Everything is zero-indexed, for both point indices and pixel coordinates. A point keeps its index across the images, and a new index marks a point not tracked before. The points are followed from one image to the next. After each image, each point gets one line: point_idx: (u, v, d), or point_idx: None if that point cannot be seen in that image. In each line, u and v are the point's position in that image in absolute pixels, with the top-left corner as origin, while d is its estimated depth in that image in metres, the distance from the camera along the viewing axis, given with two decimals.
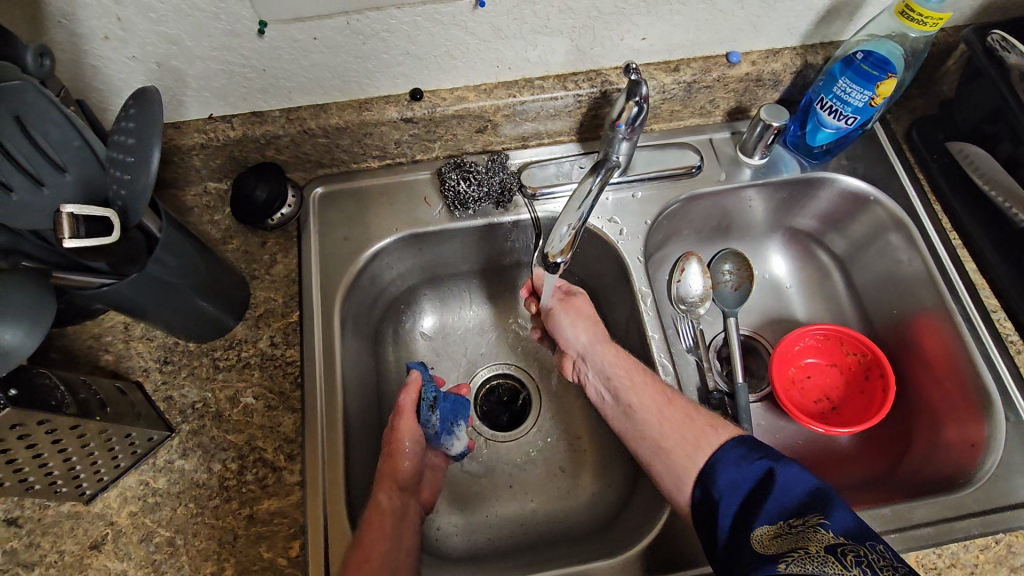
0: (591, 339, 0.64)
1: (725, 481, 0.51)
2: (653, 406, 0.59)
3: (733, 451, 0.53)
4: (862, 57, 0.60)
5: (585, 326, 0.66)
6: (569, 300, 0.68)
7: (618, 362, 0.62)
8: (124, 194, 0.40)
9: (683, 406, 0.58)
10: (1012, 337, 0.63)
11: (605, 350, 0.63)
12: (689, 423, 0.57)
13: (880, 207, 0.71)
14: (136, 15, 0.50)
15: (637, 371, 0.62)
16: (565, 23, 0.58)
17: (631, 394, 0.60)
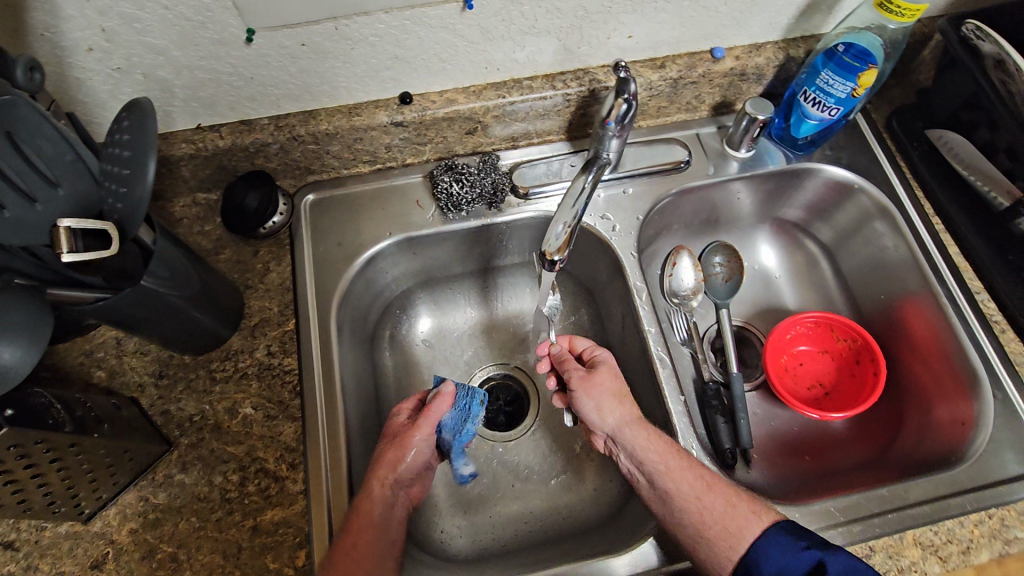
0: (618, 416, 0.59)
1: (772, 568, 0.49)
2: (692, 492, 0.54)
3: (777, 535, 0.50)
4: (844, 49, 0.62)
5: (611, 401, 0.60)
6: (592, 374, 0.62)
7: (650, 442, 0.57)
8: (121, 207, 0.40)
9: (723, 491, 0.54)
10: (997, 317, 0.65)
11: (636, 429, 0.58)
12: (730, 508, 0.53)
13: (865, 195, 0.72)
14: (122, 26, 0.49)
15: (672, 452, 0.56)
16: (552, 23, 0.59)
17: (668, 480, 0.55)
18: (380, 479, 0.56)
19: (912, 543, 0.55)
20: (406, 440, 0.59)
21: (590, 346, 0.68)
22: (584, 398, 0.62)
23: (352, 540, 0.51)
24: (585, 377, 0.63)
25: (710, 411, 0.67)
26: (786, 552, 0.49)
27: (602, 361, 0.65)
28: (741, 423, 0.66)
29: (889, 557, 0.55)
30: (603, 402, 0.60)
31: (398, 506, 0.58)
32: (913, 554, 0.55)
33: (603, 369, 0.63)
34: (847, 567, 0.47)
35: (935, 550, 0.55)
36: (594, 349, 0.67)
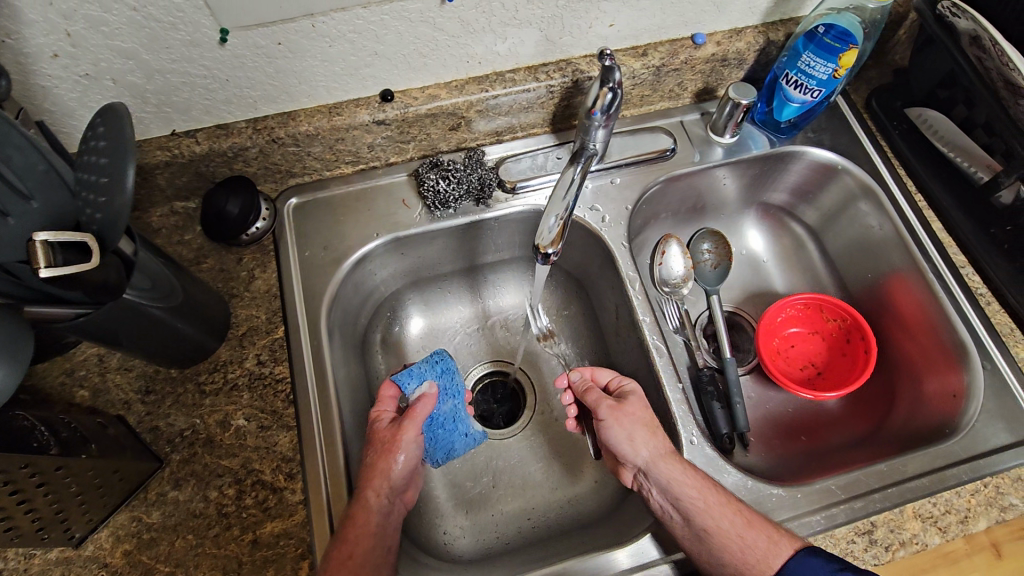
0: (652, 448, 0.57)
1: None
2: (731, 529, 0.52)
3: (812, 560, 0.49)
4: (824, 30, 0.62)
5: (646, 433, 0.58)
6: (623, 404, 0.60)
7: (687, 477, 0.55)
8: (99, 217, 0.38)
9: (763, 527, 0.52)
10: (982, 290, 0.66)
11: (672, 463, 0.56)
12: (771, 544, 0.51)
13: (849, 176, 0.73)
14: (88, 29, 0.47)
15: (710, 489, 0.54)
16: (533, 13, 0.58)
17: (706, 516, 0.53)
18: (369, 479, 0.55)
19: (911, 515, 0.56)
20: (393, 443, 0.58)
21: (614, 376, 0.66)
22: (614, 429, 0.59)
23: (346, 552, 0.50)
24: (616, 406, 0.60)
25: (707, 398, 0.68)
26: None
27: (630, 392, 0.62)
28: (738, 408, 0.66)
29: (891, 531, 0.55)
30: (637, 433, 0.58)
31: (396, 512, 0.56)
32: (913, 527, 0.55)
33: (633, 399, 0.61)
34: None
35: (935, 522, 0.56)
36: (620, 379, 0.65)
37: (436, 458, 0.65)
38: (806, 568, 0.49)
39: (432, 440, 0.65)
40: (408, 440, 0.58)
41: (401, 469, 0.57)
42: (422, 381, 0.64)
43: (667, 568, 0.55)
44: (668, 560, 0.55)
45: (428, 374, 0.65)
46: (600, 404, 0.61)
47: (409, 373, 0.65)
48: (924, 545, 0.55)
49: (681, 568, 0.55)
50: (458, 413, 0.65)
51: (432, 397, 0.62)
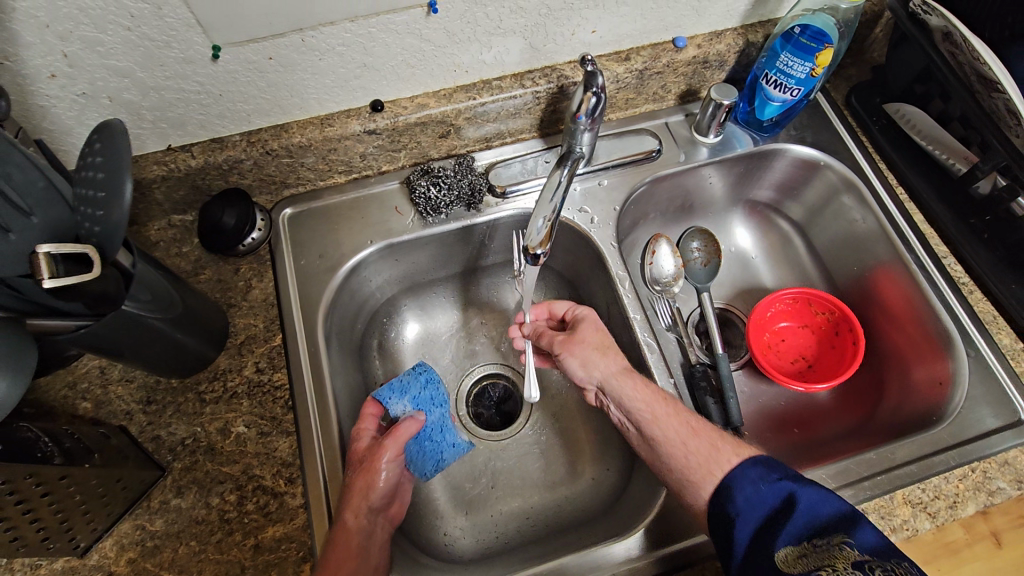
0: (603, 369, 0.61)
1: (744, 498, 0.49)
2: (677, 438, 0.55)
3: (752, 470, 0.51)
4: (800, 31, 0.63)
5: (597, 356, 0.62)
6: (575, 334, 0.65)
7: (634, 391, 0.59)
8: (98, 230, 0.39)
9: (708, 436, 0.55)
10: (965, 280, 0.67)
11: (622, 380, 0.60)
12: (713, 451, 0.54)
13: (831, 171, 0.74)
14: (84, 50, 0.49)
15: (658, 401, 0.58)
16: (517, 23, 0.60)
17: (654, 426, 0.57)
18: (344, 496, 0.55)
19: (901, 502, 0.57)
20: (374, 462, 0.57)
21: (569, 307, 0.70)
22: (569, 358, 0.64)
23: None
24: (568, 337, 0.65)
25: (700, 393, 0.69)
26: (759, 483, 0.49)
27: (582, 320, 0.67)
28: (731, 403, 0.67)
29: (881, 517, 0.56)
30: (589, 357, 0.62)
31: (379, 529, 0.56)
32: (904, 513, 0.57)
33: (585, 325, 0.65)
34: (819, 498, 0.47)
35: (924, 507, 0.57)
36: (574, 308, 0.69)
37: (426, 471, 0.66)
38: (745, 476, 0.50)
39: (420, 452, 0.65)
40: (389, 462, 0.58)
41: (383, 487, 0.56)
42: (405, 395, 0.65)
43: (663, 560, 0.56)
44: (664, 551, 0.56)
45: (413, 386, 0.66)
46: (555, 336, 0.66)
47: (392, 390, 0.65)
48: (915, 530, 0.56)
49: (678, 560, 0.56)
50: (444, 423, 0.66)
51: (415, 420, 0.62)
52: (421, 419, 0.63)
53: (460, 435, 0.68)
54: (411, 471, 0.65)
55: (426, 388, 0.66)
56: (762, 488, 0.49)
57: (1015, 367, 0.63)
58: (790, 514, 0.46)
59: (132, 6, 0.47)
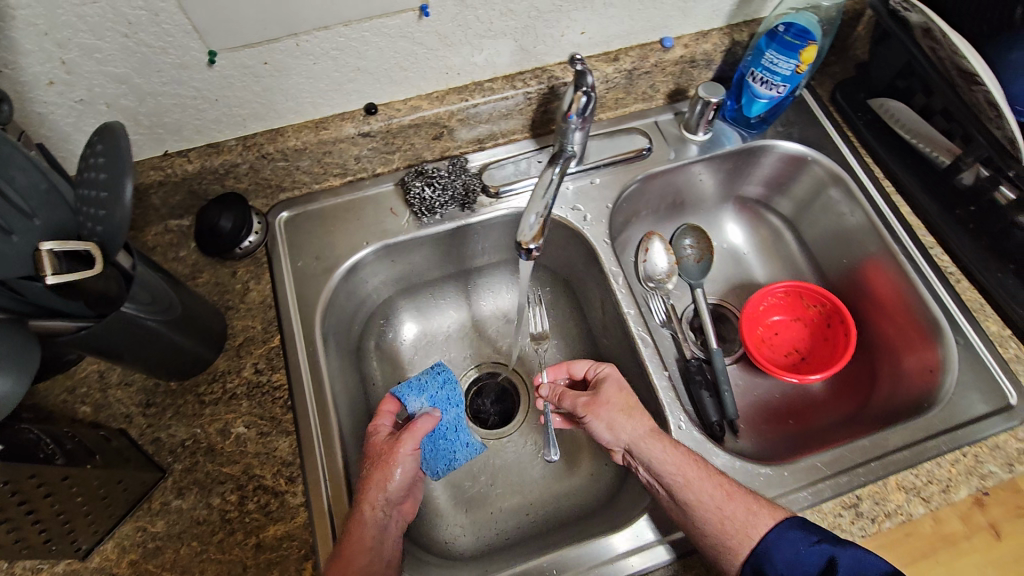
0: (630, 431, 0.59)
1: (784, 562, 0.50)
2: (712, 503, 0.53)
3: (792, 532, 0.51)
4: (784, 29, 0.65)
5: (623, 418, 0.60)
6: (599, 395, 0.63)
7: (665, 454, 0.56)
8: (101, 230, 0.41)
9: (742, 499, 0.54)
10: (952, 268, 0.68)
11: (651, 441, 0.58)
12: (750, 516, 0.52)
13: (818, 165, 0.76)
14: (82, 57, 0.50)
15: (690, 464, 0.56)
16: (507, 25, 0.61)
17: (687, 490, 0.54)
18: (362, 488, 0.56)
19: (895, 487, 0.58)
20: (392, 456, 0.58)
21: (591, 368, 0.68)
22: (594, 421, 0.62)
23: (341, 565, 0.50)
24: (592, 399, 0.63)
25: (695, 387, 0.69)
26: (800, 547, 0.50)
27: (605, 380, 0.65)
28: (727, 397, 0.68)
29: (876, 503, 0.57)
30: (615, 419, 0.60)
31: (393, 524, 0.56)
32: (898, 499, 0.57)
33: (610, 386, 0.64)
34: (859, 561, 0.48)
35: (918, 492, 0.57)
36: (597, 368, 0.67)
37: (438, 470, 0.66)
38: (783, 539, 0.51)
39: (434, 450, 0.66)
40: (405, 455, 0.58)
41: (400, 480, 0.57)
42: (423, 394, 0.65)
43: (661, 550, 0.56)
44: (662, 542, 0.57)
45: (431, 384, 0.66)
46: (579, 398, 0.64)
47: (411, 388, 0.65)
48: (909, 515, 0.57)
49: (675, 550, 0.56)
50: (460, 422, 0.67)
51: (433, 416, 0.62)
52: (437, 415, 0.63)
53: (473, 434, 0.68)
54: (423, 469, 0.66)
55: (442, 388, 0.66)
56: (802, 551, 0.50)
57: (1004, 353, 0.64)
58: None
59: (129, 13, 0.48)
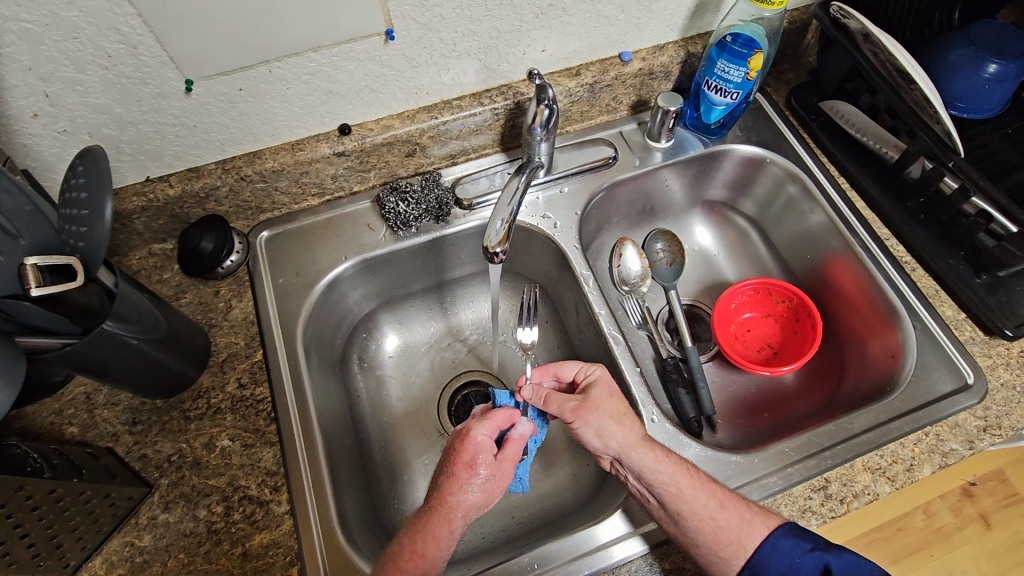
0: (622, 439, 0.58)
1: (777, 568, 0.52)
2: (706, 512, 0.54)
3: (787, 540, 0.53)
4: (731, 39, 0.68)
5: (615, 425, 0.59)
6: (588, 401, 0.60)
7: (658, 464, 0.56)
8: (83, 246, 0.43)
9: (736, 508, 0.55)
10: (906, 258, 0.72)
11: (643, 450, 0.57)
12: (745, 525, 0.54)
13: (776, 166, 0.79)
14: (64, 90, 0.53)
15: (682, 474, 0.56)
16: (471, 45, 0.65)
17: (681, 501, 0.55)
18: (461, 501, 0.54)
19: (862, 469, 0.60)
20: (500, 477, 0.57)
21: (579, 368, 0.64)
22: (584, 427, 0.60)
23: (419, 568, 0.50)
24: (581, 404, 0.60)
25: (672, 383, 0.72)
26: (796, 555, 0.52)
27: (595, 384, 0.62)
28: (702, 392, 0.70)
29: (844, 485, 0.59)
30: (607, 427, 0.59)
31: None
32: (865, 479, 0.60)
33: (601, 390, 0.61)
34: (848, 568, 0.52)
35: (883, 472, 0.60)
36: (585, 369, 0.64)
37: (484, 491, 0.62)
38: (778, 549, 0.53)
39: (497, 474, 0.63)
40: (505, 484, 0.57)
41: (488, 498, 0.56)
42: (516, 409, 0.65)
43: (639, 540, 0.58)
44: (640, 532, 0.58)
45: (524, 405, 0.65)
46: (568, 403, 0.61)
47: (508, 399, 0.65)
48: (876, 494, 0.59)
49: (653, 540, 0.58)
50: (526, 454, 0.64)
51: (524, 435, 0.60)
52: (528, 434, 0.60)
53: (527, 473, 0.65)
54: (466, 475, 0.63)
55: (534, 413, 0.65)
56: (800, 561, 0.52)
57: (960, 336, 0.67)
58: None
59: (109, 47, 0.51)
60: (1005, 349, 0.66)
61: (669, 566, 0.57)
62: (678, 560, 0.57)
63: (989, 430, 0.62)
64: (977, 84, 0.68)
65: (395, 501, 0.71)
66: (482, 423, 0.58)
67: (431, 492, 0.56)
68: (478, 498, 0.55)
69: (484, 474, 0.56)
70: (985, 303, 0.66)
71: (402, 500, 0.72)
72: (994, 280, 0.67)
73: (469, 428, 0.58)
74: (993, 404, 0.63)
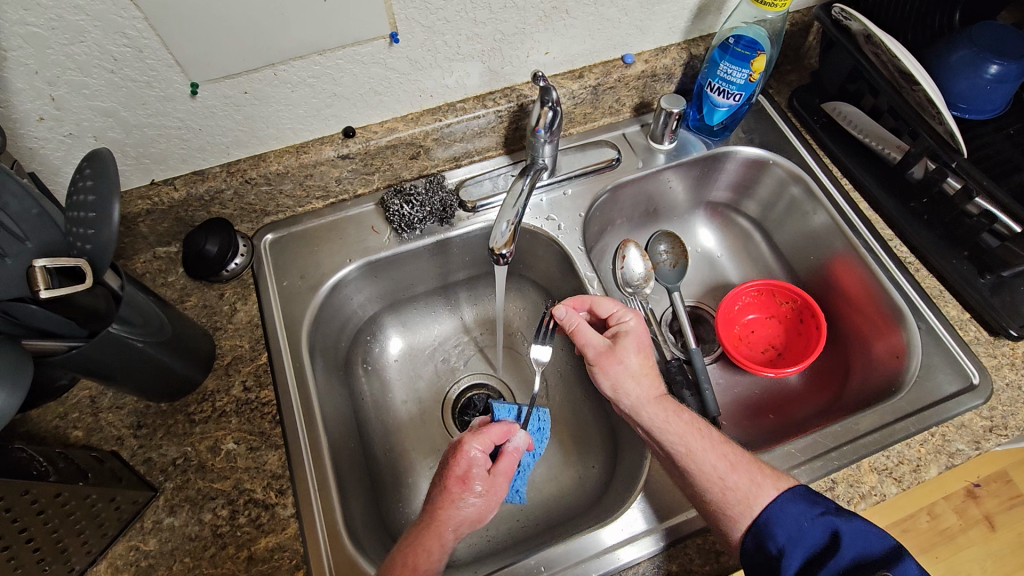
0: (636, 395, 0.61)
1: (785, 535, 0.52)
2: (714, 472, 0.56)
3: (794, 505, 0.52)
4: (735, 41, 0.69)
5: (633, 380, 0.62)
6: (614, 350, 0.63)
7: (668, 424, 0.59)
8: (91, 247, 0.43)
9: (747, 470, 0.56)
10: (910, 259, 0.72)
11: (655, 409, 0.60)
12: (753, 487, 0.54)
13: (779, 167, 0.79)
14: (70, 93, 0.53)
15: (693, 435, 0.58)
16: (475, 48, 0.65)
17: (689, 460, 0.57)
18: (454, 516, 0.54)
19: (868, 469, 0.60)
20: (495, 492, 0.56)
21: (617, 310, 0.66)
22: (601, 375, 0.64)
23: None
24: (605, 352, 0.64)
25: (676, 386, 0.70)
26: (804, 520, 0.51)
27: (625, 335, 0.64)
28: (706, 394, 0.70)
29: (850, 486, 0.59)
30: (624, 381, 0.62)
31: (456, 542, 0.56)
32: (872, 480, 0.60)
33: (629, 341, 0.64)
34: (860, 534, 0.50)
35: (890, 473, 0.60)
36: (621, 314, 0.66)
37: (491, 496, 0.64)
38: (785, 512, 0.52)
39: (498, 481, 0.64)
40: (500, 497, 0.57)
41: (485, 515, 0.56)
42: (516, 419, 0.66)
43: (647, 542, 0.58)
44: (647, 534, 0.58)
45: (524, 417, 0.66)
46: (596, 346, 0.64)
47: (509, 409, 0.66)
48: (883, 495, 0.59)
49: (659, 543, 0.58)
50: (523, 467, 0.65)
51: (519, 449, 0.59)
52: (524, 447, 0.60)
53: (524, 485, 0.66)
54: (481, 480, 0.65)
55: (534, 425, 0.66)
56: (806, 527, 0.51)
57: (964, 336, 0.67)
58: (837, 551, 0.49)
59: (115, 50, 0.51)
60: (1010, 349, 0.66)
61: (677, 568, 0.57)
62: (685, 562, 0.57)
63: (995, 430, 0.62)
64: (978, 85, 0.68)
65: (400, 505, 0.71)
66: (475, 436, 0.57)
67: (426, 502, 0.56)
68: (472, 513, 0.55)
69: (478, 490, 0.55)
70: (989, 303, 0.66)
71: (407, 504, 0.71)
72: (999, 280, 0.67)
73: (462, 443, 0.57)
74: (999, 404, 0.63)
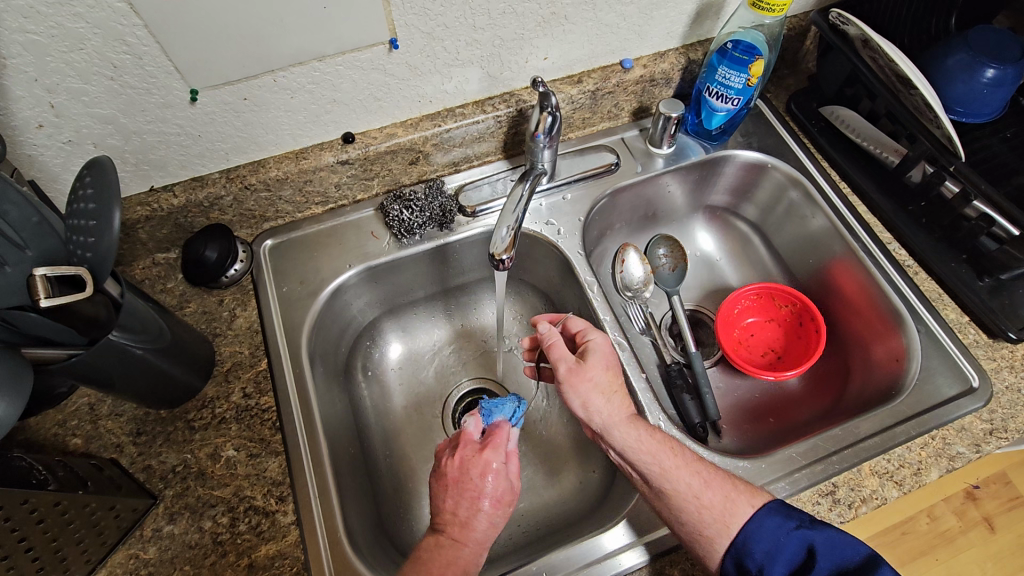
0: (605, 415, 0.60)
1: (762, 550, 0.52)
2: (688, 491, 0.55)
3: (771, 520, 0.53)
4: (733, 46, 0.69)
5: (602, 397, 0.61)
6: (583, 368, 0.62)
7: (641, 443, 0.58)
8: (91, 255, 0.43)
9: (720, 488, 0.55)
10: (909, 262, 0.72)
11: (626, 429, 0.59)
12: (728, 504, 0.54)
13: (777, 171, 0.80)
14: (70, 101, 0.53)
15: (665, 453, 0.57)
16: (473, 53, 0.65)
17: (663, 479, 0.56)
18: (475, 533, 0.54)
19: (869, 473, 0.60)
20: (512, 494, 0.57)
21: (585, 328, 0.67)
22: (572, 393, 0.61)
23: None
24: (574, 369, 0.62)
25: (677, 390, 0.70)
26: (780, 534, 0.52)
27: (591, 353, 0.63)
28: (708, 398, 0.69)
29: (852, 489, 0.59)
30: (594, 398, 0.61)
31: None
32: (872, 484, 0.60)
33: (597, 359, 0.63)
34: (835, 544, 0.51)
35: (891, 477, 0.60)
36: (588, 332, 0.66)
37: None
38: (762, 528, 0.52)
39: None
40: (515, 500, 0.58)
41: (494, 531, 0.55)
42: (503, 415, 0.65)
43: (647, 548, 0.58)
44: (646, 540, 0.58)
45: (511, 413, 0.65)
46: (567, 361, 0.62)
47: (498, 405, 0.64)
48: (884, 499, 0.59)
49: (661, 548, 0.57)
50: None
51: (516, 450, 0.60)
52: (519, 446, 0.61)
53: None
54: None
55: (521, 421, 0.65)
56: (783, 540, 0.52)
57: (963, 339, 0.67)
58: (813, 565, 0.50)
59: (115, 57, 0.51)
60: (1009, 352, 0.66)
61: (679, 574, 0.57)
62: (686, 567, 0.57)
63: (995, 433, 0.62)
64: (975, 89, 0.68)
65: (401, 511, 0.71)
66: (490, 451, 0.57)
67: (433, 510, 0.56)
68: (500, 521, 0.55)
69: (491, 496, 0.55)
70: (988, 306, 0.66)
71: (408, 509, 0.71)
72: (997, 282, 0.67)
73: (485, 453, 0.57)
74: (999, 407, 0.63)
